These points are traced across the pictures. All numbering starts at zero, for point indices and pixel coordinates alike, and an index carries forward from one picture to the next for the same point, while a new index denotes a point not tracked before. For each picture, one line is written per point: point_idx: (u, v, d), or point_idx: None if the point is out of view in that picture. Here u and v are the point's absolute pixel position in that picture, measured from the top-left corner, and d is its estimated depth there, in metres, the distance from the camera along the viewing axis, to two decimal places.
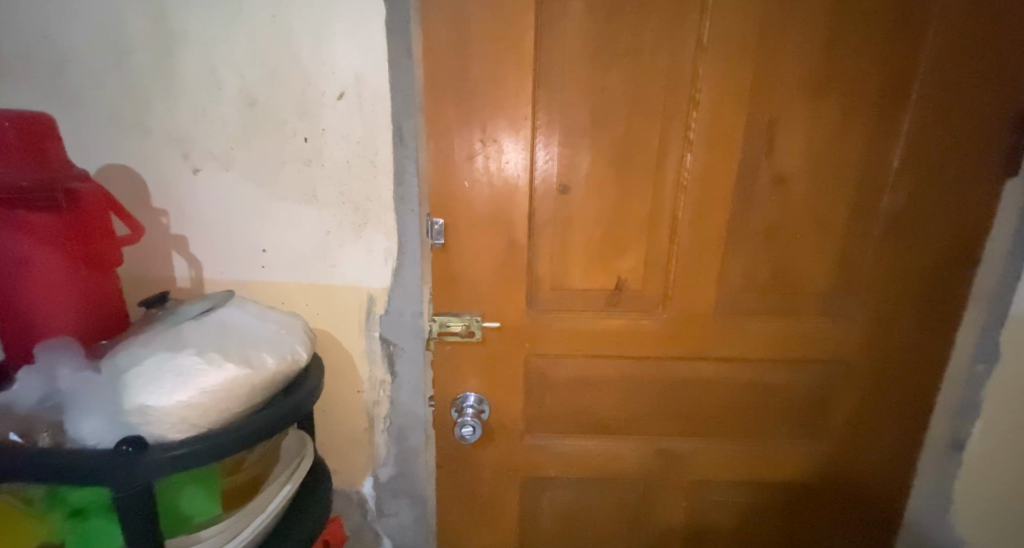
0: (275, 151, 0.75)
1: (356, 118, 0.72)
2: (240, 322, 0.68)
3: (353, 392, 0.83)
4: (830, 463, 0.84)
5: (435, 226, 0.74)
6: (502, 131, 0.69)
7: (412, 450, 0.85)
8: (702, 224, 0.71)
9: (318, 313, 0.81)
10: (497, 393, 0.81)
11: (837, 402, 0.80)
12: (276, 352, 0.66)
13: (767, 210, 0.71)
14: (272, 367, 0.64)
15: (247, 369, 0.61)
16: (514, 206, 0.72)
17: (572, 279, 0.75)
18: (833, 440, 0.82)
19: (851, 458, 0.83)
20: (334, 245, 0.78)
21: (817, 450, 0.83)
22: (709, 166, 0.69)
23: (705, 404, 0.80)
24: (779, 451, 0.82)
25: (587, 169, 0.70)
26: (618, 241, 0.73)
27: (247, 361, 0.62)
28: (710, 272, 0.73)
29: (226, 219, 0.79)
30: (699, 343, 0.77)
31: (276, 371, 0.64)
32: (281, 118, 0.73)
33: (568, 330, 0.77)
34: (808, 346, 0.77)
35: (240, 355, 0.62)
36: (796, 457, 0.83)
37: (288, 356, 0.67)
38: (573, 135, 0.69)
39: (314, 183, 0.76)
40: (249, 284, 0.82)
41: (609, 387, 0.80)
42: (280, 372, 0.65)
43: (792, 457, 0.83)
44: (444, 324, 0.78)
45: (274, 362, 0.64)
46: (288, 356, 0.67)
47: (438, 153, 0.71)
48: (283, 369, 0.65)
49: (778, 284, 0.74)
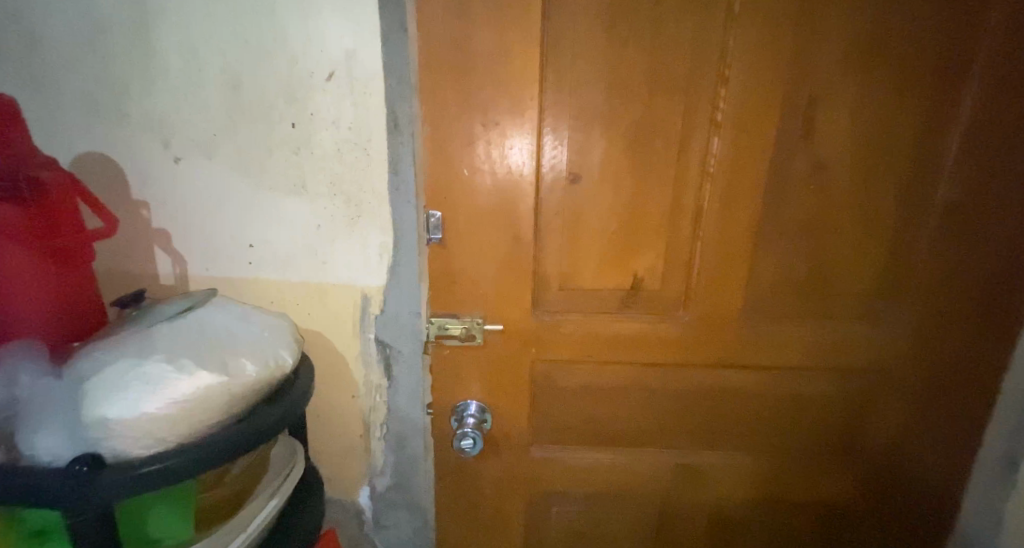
0: (261, 138, 0.69)
1: (347, 101, 0.65)
2: (219, 324, 0.63)
3: (348, 397, 0.78)
4: (866, 481, 0.75)
5: (433, 219, 0.68)
6: (505, 113, 0.62)
7: (411, 459, 0.79)
8: (730, 218, 0.63)
9: (310, 312, 0.76)
10: (500, 402, 0.74)
11: (876, 414, 0.72)
12: (258, 358, 0.60)
13: (804, 202, 0.63)
14: (252, 375, 0.58)
15: (223, 377, 0.55)
16: (519, 197, 0.65)
17: (583, 277, 0.68)
18: (870, 456, 0.74)
19: (890, 475, 0.75)
20: (326, 241, 0.72)
21: (851, 467, 0.75)
22: (740, 152, 0.61)
23: (729, 415, 0.73)
24: (808, 468, 0.75)
25: (601, 155, 0.63)
26: (635, 235, 0.66)
27: (224, 369, 0.56)
28: (738, 271, 0.66)
29: (211, 212, 0.73)
30: (723, 350, 0.70)
31: (256, 379, 0.58)
32: (267, 103, 0.67)
33: (578, 334, 0.70)
34: (844, 355, 0.69)
35: (216, 362, 0.56)
36: (828, 474, 0.75)
37: (271, 363, 0.61)
38: (585, 117, 0.62)
39: (303, 173, 0.70)
40: (236, 281, 0.77)
41: (624, 396, 0.73)
42: (261, 380, 0.59)
43: (824, 475, 0.75)
44: (442, 326, 0.72)
45: (254, 369, 0.59)
46: (271, 363, 0.61)
47: (433, 138, 0.65)
48: (265, 377, 0.60)
49: (813, 284, 0.67)
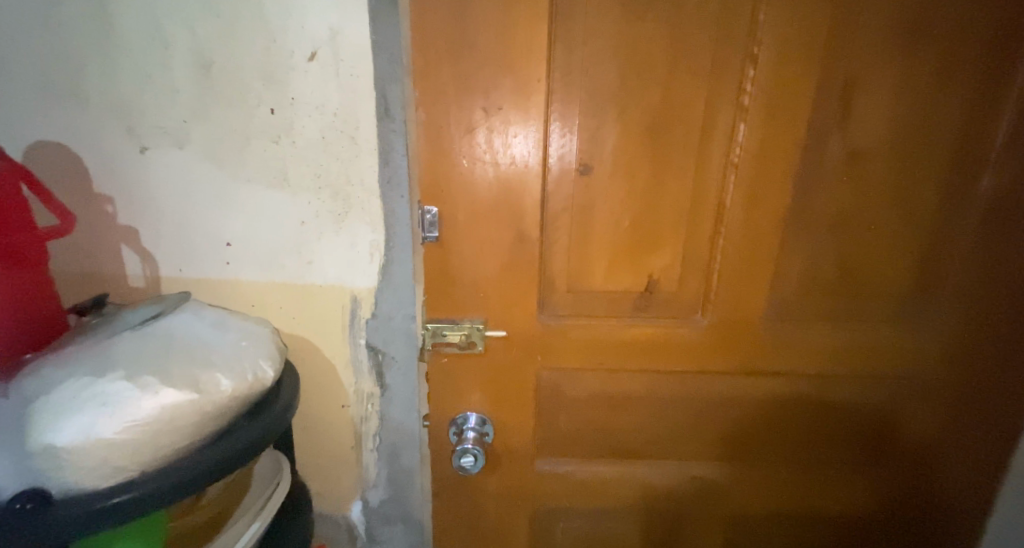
0: (236, 125, 0.63)
1: (332, 84, 0.60)
2: (192, 332, 0.57)
3: (338, 406, 0.76)
4: (896, 495, 0.69)
5: (428, 215, 0.58)
6: (508, 95, 0.54)
7: (405, 471, 0.79)
8: (755, 213, 0.58)
9: (295, 317, 0.71)
10: (503, 415, 0.68)
11: (909, 425, 0.66)
12: (234, 371, 0.54)
13: (836, 195, 0.57)
14: (227, 391, 0.52)
15: (193, 394, 0.49)
16: (524, 191, 0.58)
17: (594, 279, 0.62)
18: (901, 470, 0.68)
19: (923, 489, 0.69)
20: (312, 237, 0.67)
21: (880, 481, 0.69)
22: (769, 139, 0.55)
23: (748, 425, 0.68)
24: (833, 481, 0.69)
25: (614, 143, 0.56)
26: (651, 232, 0.60)
27: (195, 385, 0.50)
28: (761, 271, 0.60)
29: (183, 207, 0.67)
30: (744, 356, 0.64)
31: (232, 395, 0.52)
32: (242, 85, 0.61)
33: (587, 340, 0.64)
34: (874, 361, 0.64)
35: (185, 377, 0.50)
36: (854, 488, 0.69)
37: (250, 376, 0.55)
38: (598, 100, 0.55)
39: (285, 164, 0.64)
40: (214, 283, 0.70)
41: (635, 405, 0.68)
42: (238, 396, 0.53)
43: (850, 489, 0.69)
44: (439, 333, 0.63)
45: (229, 384, 0.52)
46: (250, 376, 0.55)
47: (429, 122, 0.55)
48: (243, 392, 0.53)
49: (842, 285, 0.61)
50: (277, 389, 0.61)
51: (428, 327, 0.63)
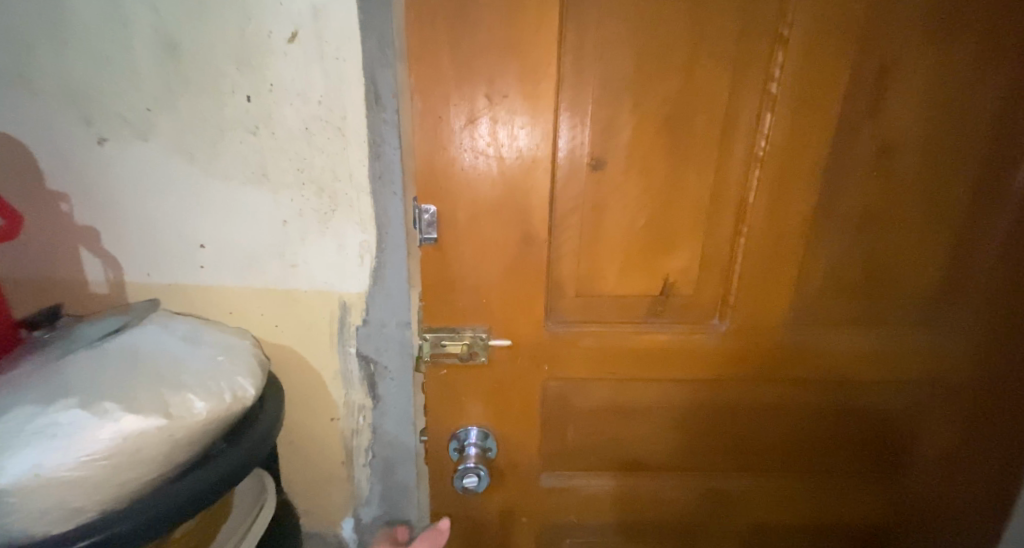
0: (208, 114, 0.56)
1: (315, 69, 0.54)
2: (160, 349, 0.51)
3: (326, 419, 0.71)
4: (913, 505, 0.67)
5: (425, 215, 0.53)
6: (514, 82, 0.49)
7: (400, 486, 0.75)
8: (781, 212, 0.54)
9: (279, 325, 0.66)
10: (507, 428, 0.63)
11: (929, 433, 0.63)
12: (209, 390, 0.48)
13: (865, 191, 0.53)
14: (201, 414, 0.46)
15: (161, 419, 0.43)
16: (530, 188, 0.52)
17: (606, 284, 0.57)
18: (919, 479, 0.65)
19: (942, 499, 0.66)
20: (295, 239, 0.61)
21: (897, 491, 0.66)
22: (797, 132, 0.51)
23: (765, 435, 0.64)
24: (851, 492, 0.66)
25: (629, 136, 0.51)
26: (668, 233, 0.55)
27: (163, 409, 0.45)
28: (785, 273, 0.56)
29: (150, 206, 0.60)
30: (766, 364, 0.61)
31: (208, 418, 0.46)
32: (213, 69, 0.54)
33: (597, 348, 0.59)
34: (900, 368, 0.60)
35: (151, 401, 0.45)
36: (871, 498, 0.67)
37: (227, 396, 0.49)
38: (613, 88, 0.50)
39: (264, 158, 0.58)
40: (186, 289, 0.64)
41: (647, 416, 0.63)
42: (214, 419, 0.47)
43: (867, 499, 0.67)
44: (438, 344, 0.58)
45: (203, 406, 0.46)
46: (227, 395, 0.49)
47: (425, 112, 0.50)
48: (220, 414, 0.47)
49: (867, 288, 0.57)
50: (260, 408, 0.55)
51: (427, 337, 0.58)
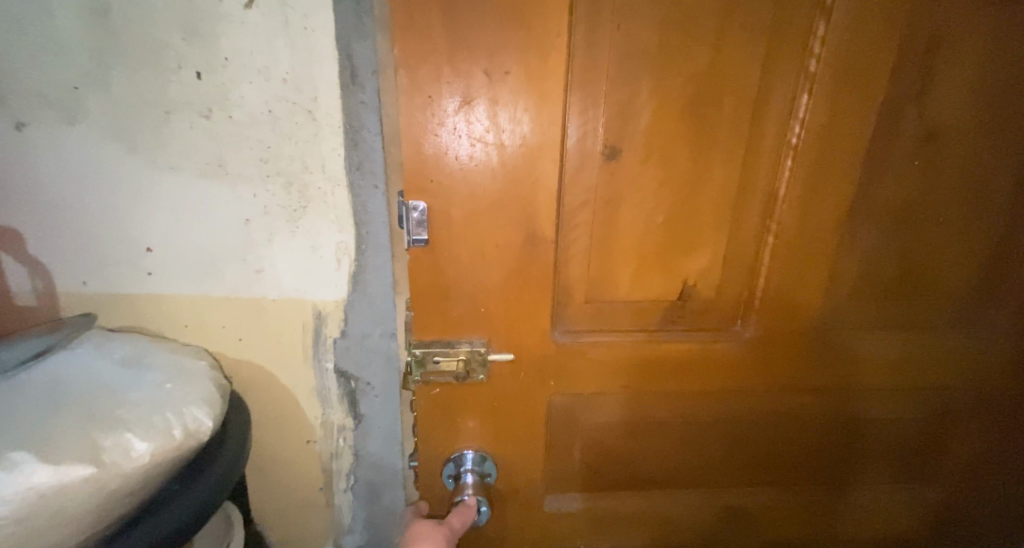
0: (149, 94, 0.47)
1: (278, 40, 0.45)
2: (95, 381, 0.45)
3: (302, 443, 0.63)
4: (937, 517, 0.63)
5: (414, 213, 0.45)
6: (519, 53, 0.41)
7: (387, 510, 0.68)
8: (814, 205, 0.48)
9: (244, 339, 0.57)
10: (508, 451, 0.57)
11: (957, 441, 0.60)
12: (153, 427, 0.41)
13: (903, 183, 0.48)
14: (141, 458, 0.39)
15: (88, 469, 0.36)
16: (536, 182, 0.45)
17: (619, 288, 0.51)
18: (944, 489, 0.62)
19: (966, 509, 0.63)
20: (260, 240, 0.53)
21: (922, 503, 0.63)
22: (836, 117, 0.45)
23: (787, 448, 0.60)
24: (875, 505, 0.62)
25: (649, 120, 0.45)
26: (689, 231, 0.49)
27: (93, 456, 0.37)
28: (814, 273, 0.51)
29: (83, 204, 0.51)
30: (793, 373, 0.56)
31: (150, 462, 0.39)
32: (153, 38, 0.45)
33: (609, 360, 0.53)
34: (931, 373, 0.56)
35: (77, 447, 0.38)
36: (896, 511, 0.63)
37: (176, 432, 0.42)
38: (632, 64, 0.43)
39: (220, 145, 0.49)
40: (131, 299, 0.55)
41: (662, 432, 0.58)
42: (160, 462, 0.40)
43: (892, 512, 0.63)
44: (430, 361, 0.51)
45: (145, 448, 0.39)
46: (176, 431, 0.42)
47: (413, 92, 0.42)
48: (167, 455, 0.41)
49: (900, 289, 0.53)
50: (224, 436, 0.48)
51: (418, 354, 0.51)
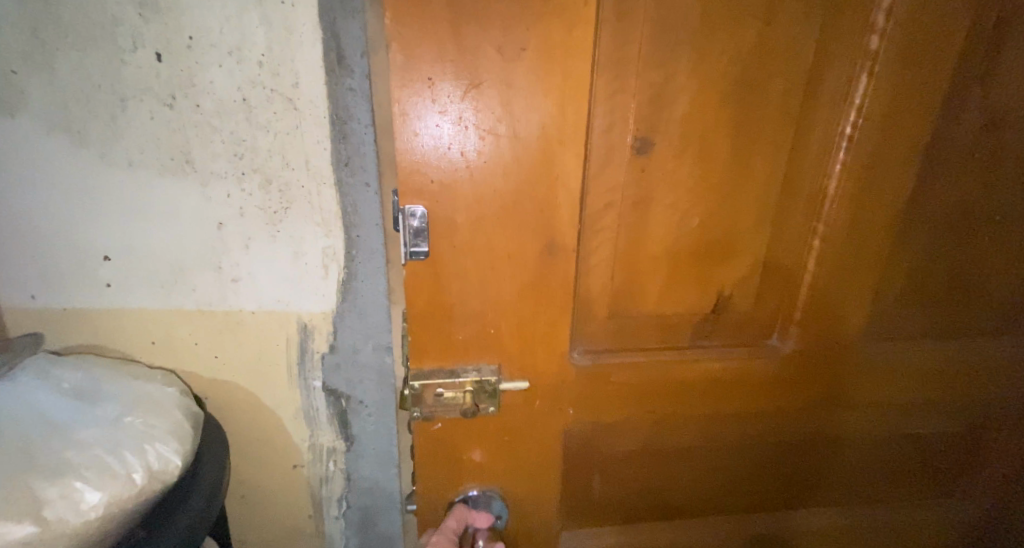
0: (102, 79, 0.40)
1: (251, 15, 0.38)
2: (42, 419, 0.39)
3: (287, 467, 0.57)
4: (967, 534, 0.60)
5: (412, 221, 0.39)
6: (540, 26, 0.34)
7: (383, 537, 0.62)
8: (866, 203, 0.43)
9: (219, 355, 0.51)
10: (519, 482, 0.51)
11: (992, 455, 0.56)
12: (109, 472, 0.36)
13: (963, 181, 0.43)
14: (93, 512, 0.34)
15: (29, 528, 0.31)
16: (556, 179, 0.39)
17: (646, 300, 0.45)
18: (976, 504, 0.59)
19: (998, 527, 0.60)
20: (235, 246, 0.46)
21: (953, 519, 0.59)
22: (895, 103, 0.39)
23: (822, 468, 0.55)
24: (906, 523, 0.59)
25: (686, 108, 0.39)
26: (727, 234, 0.43)
27: (35, 512, 0.32)
28: (863, 281, 0.46)
29: (32, 208, 0.43)
30: (833, 391, 0.51)
31: (106, 514, 0.34)
32: (105, 14, 0.38)
33: (634, 383, 0.47)
34: (974, 387, 0.52)
35: (20, 500, 0.32)
36: (925, 528, 0.59)
37: (138, 476, 0.36)
38: (668, 40, 0.37)
39: (187, 138, 0.42)
40: (89, 314, 0.48)
41: (691, 458, 0.52)
42: (118, 513, 0.35)
43: (921, 529, 0.60)
44: (435, 393, 0.45)
45: (98, 499, 0.34)
46: (137, 474, 0.36)
47: (410, 73, 0.35)
48: (127, 504, 0.35)
49: (949, 297, 0.48)
50: (196, 469, 0.42)
51: (418, 386, 0.44)
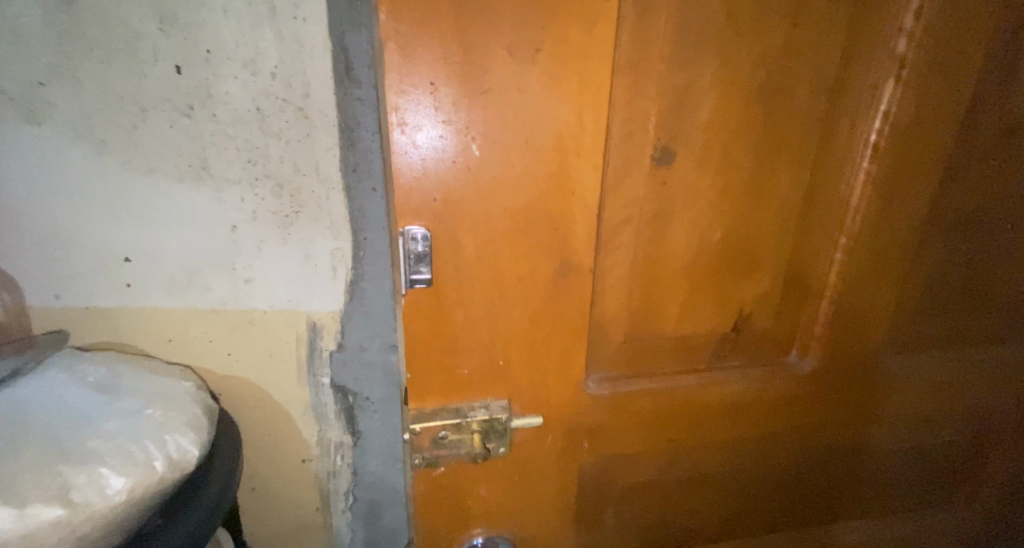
0: (124, 91, 0.40)
1: (264, 30, 0.39)
2: (65, 410, 0.40)
3: (296, 461, 0.58)
4: (948, 525, 0.66)
5: (416, 245, 0.38)
6: (560, 30, 0.33)
7: (388, 532, 0.63)
8: (886, 215, 0.45)
9: (231, 352, 0.52)
10: (529, 493, 0.50)
11: (974, 454, 0.61)
12: (132, 460, 0.36)
13: (973, 188, 0.46)
14: (118, 497, 0.34)
15: (57, 511, 0.32)
16: (572, 188, 0.38)
17: (663, 309, 0.45)
18: (956, 498, 0.65)
19: (973, 514, 0.66)
20: (248, 248, 0.47)
21: (937, 513, 0.65)
22: (920, 110, 0.41)
23: (829, 476, 0.58)
24: (899, 522, 0.63)
25: (709, 113, 0.38)
26: (745, 242, 0.44)
27: (63, 496, 0.33)
28: (877, 302, 0.49)
29: (53, 214, 0.43)
30: (840, 409, 0.54)
31: (130, 501, 0.35)
32: (126, 28, 0.38)
33: (657, 413, 0.49)
34: (965, 395, 0.56)
35: (48, 486, 0.33)
36: (917, 524, 0.64)
37: (158, 464, 0.37)
38: (690, 46, 0.36)
39: (205, 146, 0.42)
40: (110, 313, 0.49)
41: (710, 476, 0.54)
42: (139, 500, 0.35)
43: (913, 525, 0.64)
44: (438, 436, 0.44)
45: (122, 485, 0.35)
46: (158, 462, 0.37)
47: (420, 73, 0.33)
48: (148, 491, 0.36)
49: (949, 312, 0.52)
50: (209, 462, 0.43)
51: (419, 430, 0.44)
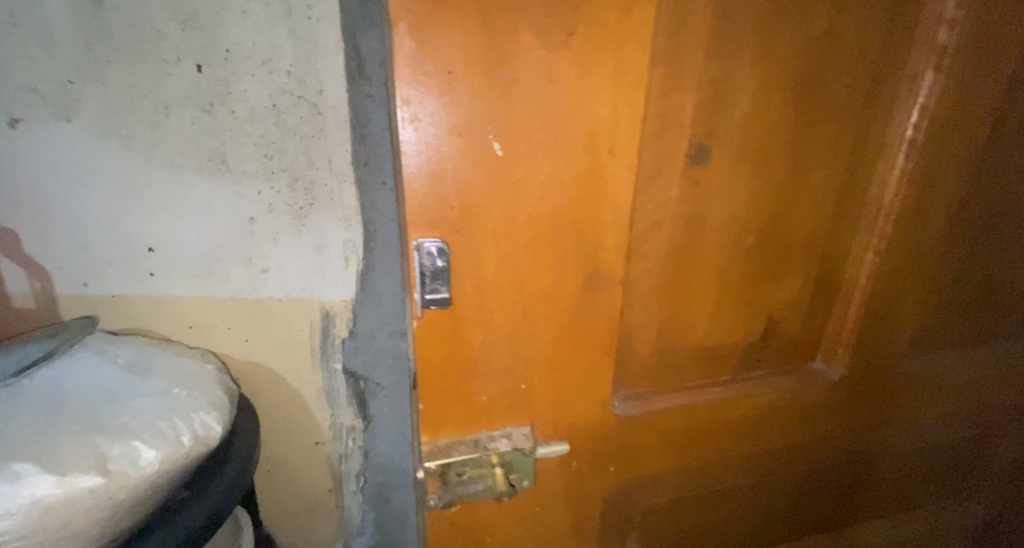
0: (145, 88, 0.39)
1: (280, 31, 0.38)
2: (93, 387, 0.39)
3: (310, 444, 0.59)
4: (955, 524, 0.66)
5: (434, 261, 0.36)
6: (596, 13, 0.31)
7: (399, 513, 0.64)
8: (922, 217, 0.43)
9: (248, 339, 0.52)
10: (549, 495, 0.48)
11: (984, 453, 0.61)
12: (162, 433, 0.35)
13: (1001, 189, 0.45)
14: (152, 466, 0.33)
15: (95, 479, 0.31)
16: (603, 183, 0.36)
17: (690, 311, 0.43)
18: (964, 497, 0.64)
19: (977, 511, 0.66)
20: (264, 239, 0.46)
21: (945, 513, 0.65)
22: (961, 104, 0.40)
23: (844, 480, 0.57)
24: (908, 521, 0.63)
25: (747, 106, 0.36)
26: (778, 243, 0.42)
27: (99, 465, 0.32)
28: (907, 306, 0.48)
29: (76, 209, 0.43)
30: (861, 415, 0.53)
31: (162, 472, 0.34)
32: (149, 26, 0.37)
33: (682, 425, 0.48)
34: (980, 397, 0.56)
35: (81, 456, 0.32)
36: (926, 524, 0.64)
37: (186, 438, 0.36)
38: (731, 32, 0.34)
39: (224, 140, 0.42)
40: (133, 302, 0.48)
41: (732, 486, 0.53)
42: (170, 472, 0.34)
43: (923, 525, 0.64)
44: (458, 471, 0.43)
45: (155, 455, 0.34)
46: (186, 437, 0.36)
47: (449, 58, 0.31)
48: (177, 465, 0.35)
49: (969, 313, 0.51)
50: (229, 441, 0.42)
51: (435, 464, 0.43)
